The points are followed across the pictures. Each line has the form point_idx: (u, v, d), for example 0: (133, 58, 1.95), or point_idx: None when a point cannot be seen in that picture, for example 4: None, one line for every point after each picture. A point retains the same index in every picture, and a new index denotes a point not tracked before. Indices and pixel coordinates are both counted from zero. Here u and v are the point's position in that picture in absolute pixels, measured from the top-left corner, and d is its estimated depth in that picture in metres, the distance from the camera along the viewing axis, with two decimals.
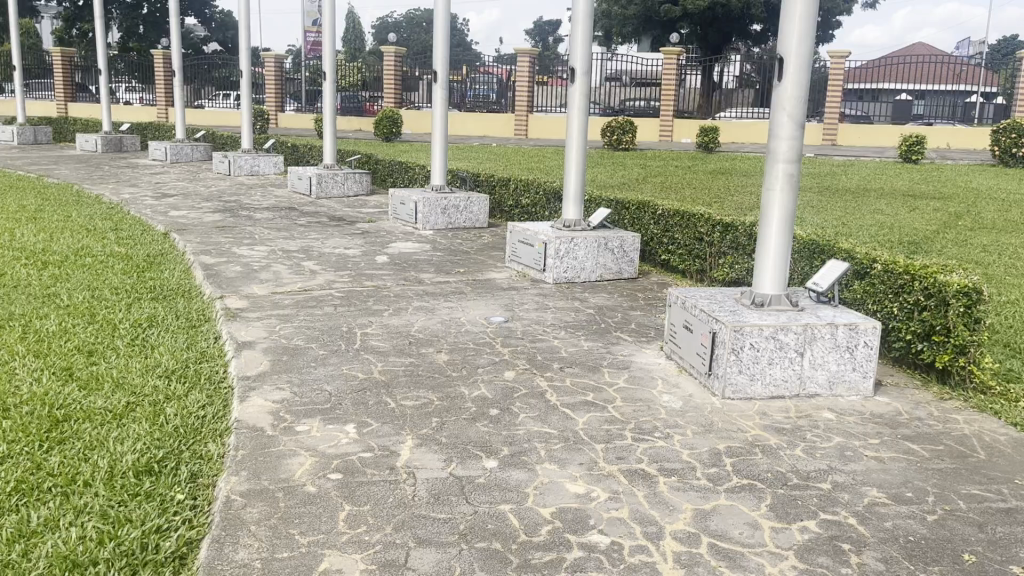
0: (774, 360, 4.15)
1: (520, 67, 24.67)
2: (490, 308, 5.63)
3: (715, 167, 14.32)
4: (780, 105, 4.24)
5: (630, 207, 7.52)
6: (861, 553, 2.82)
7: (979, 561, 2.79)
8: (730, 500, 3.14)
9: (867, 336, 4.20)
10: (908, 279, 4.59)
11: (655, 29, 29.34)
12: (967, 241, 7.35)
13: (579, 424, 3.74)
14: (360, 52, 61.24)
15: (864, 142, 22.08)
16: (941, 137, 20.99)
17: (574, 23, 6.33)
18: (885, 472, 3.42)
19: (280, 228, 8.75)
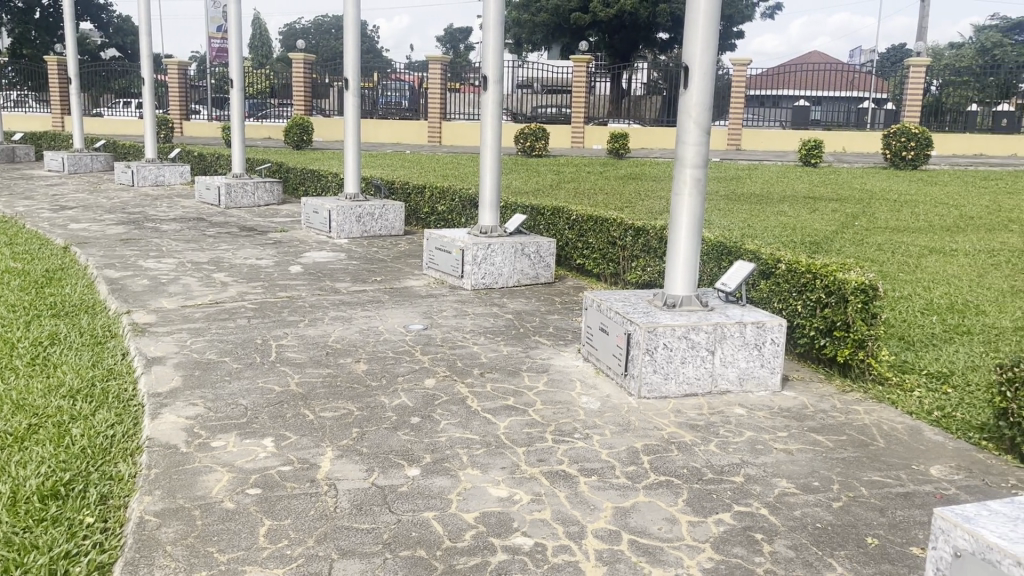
0: (686, 359, 4.27)
1: (432, 75, 24.62)
2: (408, 316, 5.61)
3: (626, 172, 14.61)
4: (686, 112, 4.37)
5: (545, 213, 7.63)
6: (772, 541, 2.94)
7: (882, 543, 2.94)
8: (648, 497, 3.22)
9: (774, 333, 4.37)
10: (810, 277, 4.80)
11: (564, 36, 29.72)
12: (864, 240, 7.72)
13: (500, 428, 3.77)
14: (268, 60, 60.06)
15: (765, 145, 22.96)
16: (838, 140, 22.04)
17: (484, 31, 6.37)
18: (792, 463, 3.57)
19: (188, 239, 8.51)
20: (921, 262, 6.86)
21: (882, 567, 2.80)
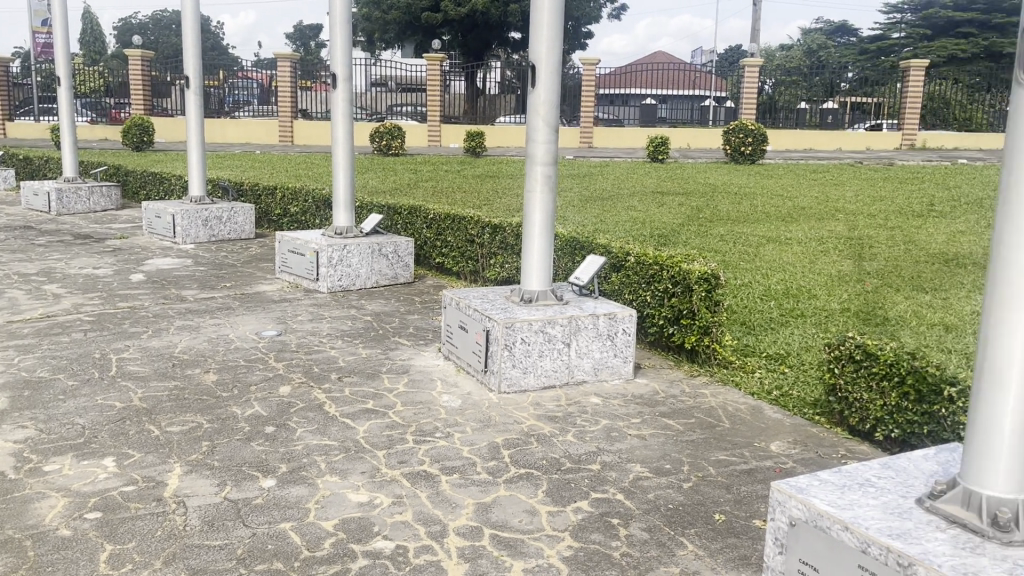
0: (544, 352, 4.35)
1: (282, 73, 23.94)
2: (261, 323, 5.42)
3: (483, 170, 14.73)
4: (534, 111, 4.44)
5: (402, 212, 7.58)
6: (628, 525, 3.05)
7: (728, 519, 3.11)
8: (509, 491, 3.26)
9: (625, 323, 4.52)
10: (657, 269, 5.00)
11: (417, 34, 29.61)
12: (709, 232, 8.11)
13: (359, 432, 3.72)
14: (103, 56, 56.59)
15: (616, 143, 23.72)
16: (682, 138, 23.07)
17: (331, 28, 6.23)
18: (646, 448, 3.71)
19: (14, 249, 7.89)
20: (759, 251, 7.29)
21: (729, 541, 2.96)
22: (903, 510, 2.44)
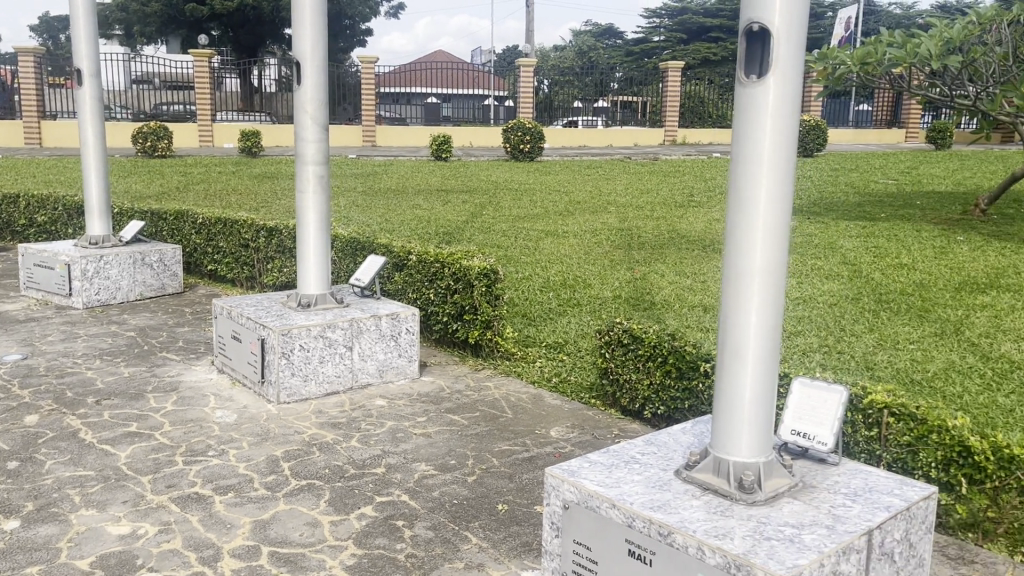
0: (324, 358, 4.23)
1: (24, 69, 21.67)
2: (2, 346, 4.87)
3: (259, 171, 14.15)
4: (302, 109, 4.30)
5: (168, 217, 7.11)
6: (412, 526, 3.03)
7: (511, 508, 3.19)
8: (289, 504, 3.14)
9: (408, 323, 4.50)
10: (438, 266, 5.04)
11: (182, 28, 27.93)
12: (491, 228, 8.28)
13: (121, 459, 3.43)
14: None
15: (400, 141, 23.66)
16: (464, 136, 23.45)
17: (73, 19, 5.69)
18: (430, 446, 3.72)
19: None
20: (539, 244, 7.54)
21: (511, 530, 3.03)
22: (664, 482, 2.61)
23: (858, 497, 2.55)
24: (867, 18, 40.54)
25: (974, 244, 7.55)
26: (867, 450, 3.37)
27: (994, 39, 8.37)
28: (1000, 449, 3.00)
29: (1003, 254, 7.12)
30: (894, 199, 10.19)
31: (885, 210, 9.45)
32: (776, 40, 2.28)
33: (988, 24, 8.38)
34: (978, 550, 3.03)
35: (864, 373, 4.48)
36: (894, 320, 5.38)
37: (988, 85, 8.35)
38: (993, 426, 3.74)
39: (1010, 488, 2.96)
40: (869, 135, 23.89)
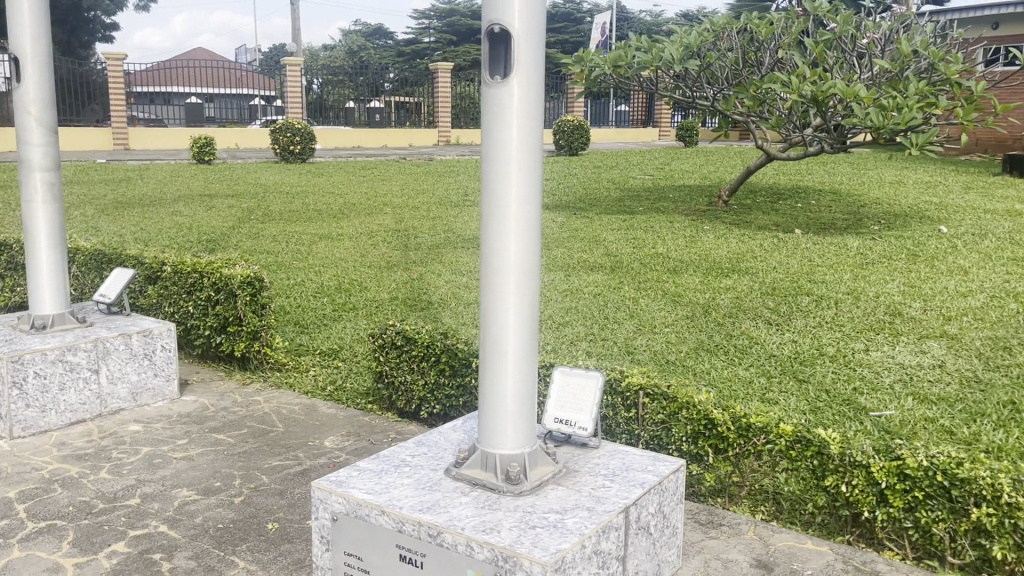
0: (66, 384, 3.84)
1: None
2: None
3: None
4: (24, 110, 3.87)
5: None
6: (172, 557, 2.81)
7: (281, 525, 3.05)
8: (24, 551, 2.81)
9: (163, 339, 4.19)
10: (196, 277, 4.74)
11: None
12: (260, 233, 7.94)
13: None
14: None
15: (159, 143, 22.13)
16: (230, 138, 22.35)
17: None
18: (193, 469, 3.48)
19: None
20: (311, 249, 7.33)
21: (282, 549, 2.90)
22: (433, 483, 2.60)
23: (616, 477, 2.69)
24: (621, 23, 43.25)
25: (718, 232, 8.28)
26: (627, 430, 3.57)
27: (725, 46, 9.19)
28: (738, 419, 3.28)
29: (742, 241, 7.86)
30: (650, 194, 10.93)
31: (642, 203, 10.12)
32: (517, 43, 2.33)
33: (720, 32, 9.22)
34: (725, 512, 3.31)
35: (626, 358, 4.76)
36: (652, 306, 5.77)
37: (724, 87, 9.08)
38: (736, 398, 4.12)
39: (748, 452, 3.25)
40: (628, 134, 25.52)
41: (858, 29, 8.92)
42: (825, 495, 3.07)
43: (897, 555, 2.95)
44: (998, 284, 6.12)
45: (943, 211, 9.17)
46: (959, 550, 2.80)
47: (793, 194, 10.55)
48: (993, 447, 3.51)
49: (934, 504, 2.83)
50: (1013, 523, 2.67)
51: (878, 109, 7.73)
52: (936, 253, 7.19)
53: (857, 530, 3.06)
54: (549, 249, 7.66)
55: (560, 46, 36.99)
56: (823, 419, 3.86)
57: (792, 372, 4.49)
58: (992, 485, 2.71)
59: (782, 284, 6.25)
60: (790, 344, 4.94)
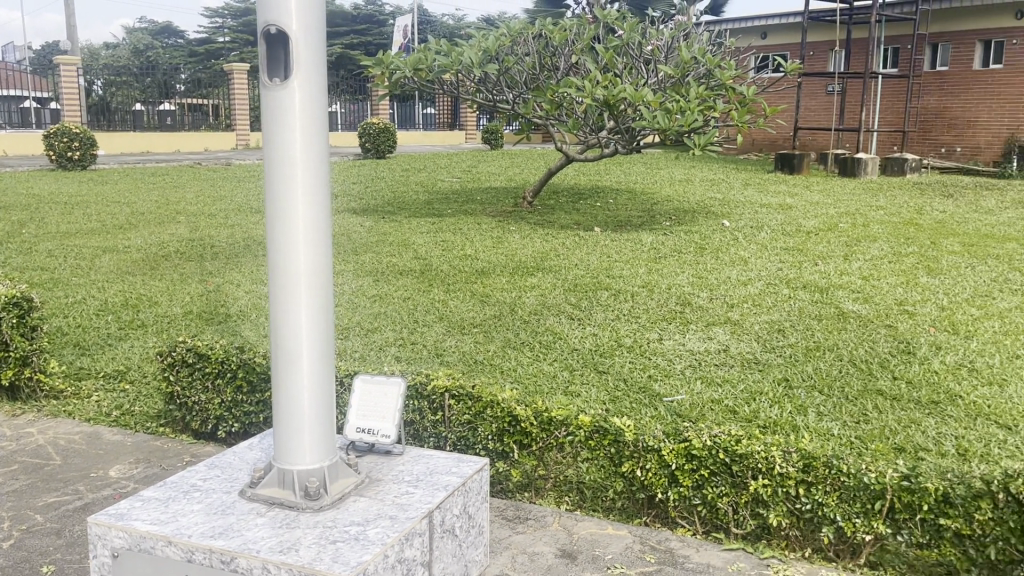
0: None
1: None
2: None
3: None
4: None
5: None
6: None
7: (58, 567, 2.78)
8: None
9: None
10: None
11: None
12: (33, 248, 7.24)
13: None
14: None
15: None
16: None
17: None
18: None
19: None
20: (94, 263, 6.79)
21: None
22: (226, 506, 2.46)
23: (420, 482, 2.67)
24: (425, 27, 43.24)
25: (524, 232, 8.48)
26: (434, 433, 3.54)
27: (522, 50, 9.39)
28: (540, 413, 3.35)
29: (546, 240, 8.10)
30: (457, 196, 11.02)
31: (450, 206, 10.17)
32: (294, 44, 2.24)
33: (517, 36, 9.44)
34: (531, 506, 3.38)
35: (434, 361, 4.75)
36: (459, 307, 5.81)
37: (521, 91, 9.43)
38: (540, 393, 4.22)
39: (550, 446, 3.33)
40: (435, 136, 25.61)
41: (644, 36, 9.47)
42: (623, 480, 3.21)
43: (688, 531, 3.14)
44: (772, 272, 6.70)
45: (726, 206, 9.91)
46: (741, 521, 3.01)
47: (593, 194, 11.01)
48: (769, 423, 3.83)
49: (718, 480, 3.03)
50: (785, 491, 2.91)
51: (664, 111, 8.27)
52: (720, 245, 7.76)
53: (652, 512, 3.21)
54: (356, 255, 7.52)
55: (363, 48, 36.50)
56: (621, 408, 4.03)
57: (592, 364, 4.67)
58: (766, 458, 2.94)
59: (584, 281, 6.49)
60: (591, 337, 5.13)
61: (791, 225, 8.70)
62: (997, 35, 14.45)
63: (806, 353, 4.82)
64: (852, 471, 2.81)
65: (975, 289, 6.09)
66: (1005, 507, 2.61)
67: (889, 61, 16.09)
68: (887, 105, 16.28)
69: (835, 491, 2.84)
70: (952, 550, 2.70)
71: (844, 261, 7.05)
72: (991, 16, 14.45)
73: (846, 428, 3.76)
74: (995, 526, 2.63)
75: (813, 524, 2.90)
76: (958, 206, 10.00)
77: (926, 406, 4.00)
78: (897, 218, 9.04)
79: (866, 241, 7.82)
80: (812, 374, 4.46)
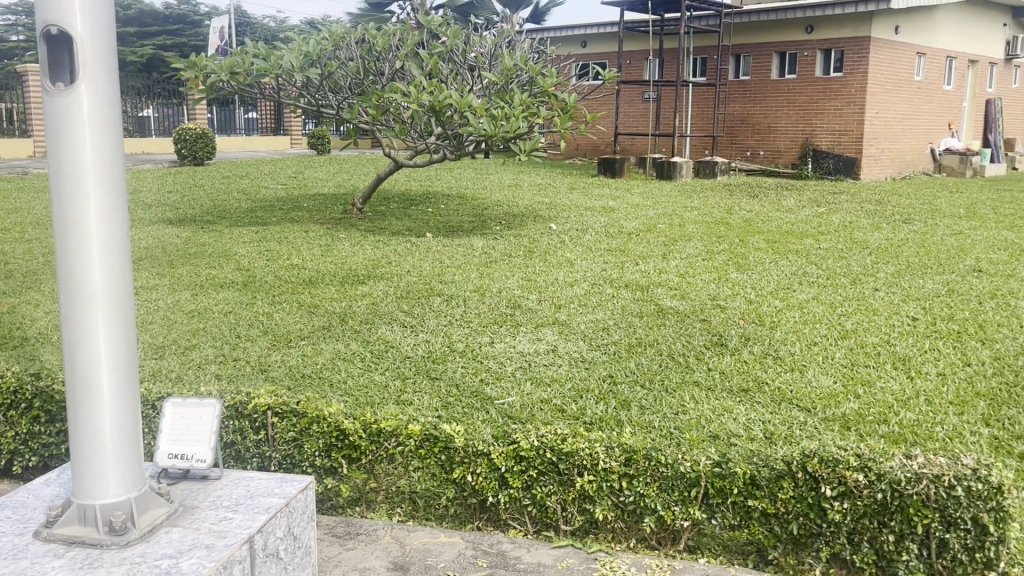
0: None
1: None
2: None
3: None
4: None
5: None
6: None
7: None
8: None
9: None
10: None
11: None
12: None
13: None
14: None
15: None
16: None
17: None
18: None
19: None
20: None
21: None
22: (18, 550, 2.24)
23: (240, 506, 2.54)
24: (243, 28, 41.29)
25: (353, 239, 8.32)
26: (258, 454, 3.37)
27: (345, 54, 9.23)
28: (368, 425, 3.27)
29: (376, 247, 7.99)
30: (282, 204, 10.66)
31: (275, 214, 9.83)
32: (78, 45, 2.06)
33: (340, 40, 9.27)
34: (362, 520, 3.30)
35: (258, 377, 4.56)
36: (286, 319, 5.61)
37: (346, 96, 9.33)
38: (370, 404, 4.15)
39: (380, 458, 3.26)
40: (258, 142, 24.68)
41: (467, 43, 9.57)
42: (455, 487, 3.20)
43: (519, 532, 3.17)
44: (597, 272, 6.93)
45: (553, 210, 10.19)
46: (570, 518, 3.08)
47: (424, 199, 10.99)
48: (595, 419, 3.96)
49: (546, 480, 3.08)
50: (609, 485, 3.00)
51: (489, 118, 8.41)
52: (548, 248, 7.96)
53: (484, 515, 3.22)
54: (172, 268, 7.10)
55: (176, 49, 34.63)
56: (453, 414, 4.03)
57: (425, 371, 4.64)
58: (591, 455, 3.02)
59: (415, 287, 6.45)
60: (423, 344, 5.10)
61: (615, 226, 9.06)
62: (790, 48, 15.73)
63: (629, 349, 5.02)
64: (670, 461, 2.95)
65: (777, 282, 6.59)
66: (803, 485, 2.82)
67: (697, 70, 17.13)
68: (698, 111, 17.33)
69: (655, 481, 2.97)
70: (760, 530, 2.89)
71: (663, 260, 7.42)
72: (785, 30, 15.71)
73: (666, 420, 3.95)
74: (795, 503, 2.83)
75: (636, 515, 3.01)
76: (762, 205, 10.79)
77: (736, 394, 4.27)
78: (709, 218, 9.63)
79: (682, 240, 8.26)
80: (634, 370, 4.65)
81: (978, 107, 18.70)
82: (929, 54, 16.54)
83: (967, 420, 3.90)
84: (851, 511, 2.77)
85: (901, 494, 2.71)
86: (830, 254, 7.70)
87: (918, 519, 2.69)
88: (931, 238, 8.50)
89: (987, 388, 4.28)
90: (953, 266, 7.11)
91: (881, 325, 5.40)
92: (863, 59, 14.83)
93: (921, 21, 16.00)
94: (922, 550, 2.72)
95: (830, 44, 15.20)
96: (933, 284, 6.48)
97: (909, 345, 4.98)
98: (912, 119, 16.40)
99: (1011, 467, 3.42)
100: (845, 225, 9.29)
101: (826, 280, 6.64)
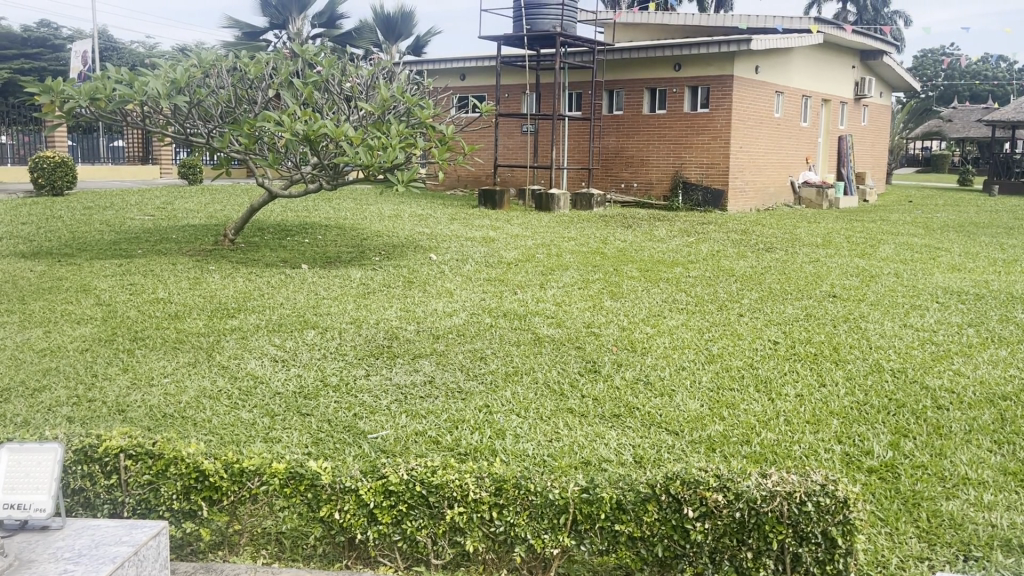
0: None
1: None
2: None
3: None
4: None
5: None
6: None
7: None
8: None
9: None
10: None
11: None
12: None
13: None
14: None
15: None
16: None
17: None
18: None
19: None
20: None
21: None
22: None
23: (82, 557, 2.37)
24: (105, 55, 39.38)
25: (224, 272, 8.05)
26: (109, 499, 3.15)
27: (215, 81, 9.06)
28: (230, 465, 3.14)
29: (249, 279, 7.75)
30: (149, 235, 10.21)
31: (140, 246, 9.40)
32: None
33: (210, 67, 9.06)
34: (222, 564, 3.12)
35: (115, 419, 4.31)
36: (147, 357, 5.34)
37: (217, 123, 9.04)
38: (236, 443, 4.01)
39: (243, 498, 3.12)
40: (124, 172, 23.96)
41: (342, 73, 9.59)
42: (322, 526, 3.08)
43: (390, 569, 3.07)
44: (475, 302, 6.98)
45: (433, 240, 10.18)
46: (440, 551, 3.02)
47: (300, 230, 10.73)
48: (469, 450, 3.96)
49: (416, 514, 3.02)
50: (479, 516, 2.98)
51: (366, 147, 8.36)
52: (426, 279, 7.93)
53: (353, 554, 3.12)
54: (22, 304, 6.67)
55: (35, 75, 32.70)
56: (324, 450, 3.95)
57: (295, 408, 4.51)
58: (461, 486, 3.01)
59: (287, 320, 6.29)
60: (295, 379, 4.95)
61: (494, 256, 9.14)
62: (661, 84, 16.39)
63: (505, 378, 5.05)
64: (539, 489, 2.98)
65: (648, 309, 6.80)
66: (667, 507, 2.89)
67: (574, 104, 17.62)
68: (574, 144, 17.79)
69: (524, 510, 2.97)
70: (627, 553, 2.91)
71: (540, 289, 7.53)
72: (654, 66, 16.39)
73: (539, 447, 3.99)
74: (659, 526, 2.89)
75: (507, 544, 2.99)
76: (636, 235, 11.12)
77: (608, 420, 4.35)
78: (585, 248, 9.88)
79: (558, 270, 8.42)
80: (509, 399, 4.66)
81: (831, 143, 20.01)
82: (787, 92, 17.60)
83: (821, 438, 4.12)
84: (712, 531, 2.85)
85: (758, 511, 2.82)
86: (698, 281, 8.01)
87: (774, 535, 2.80)
88: (792, 265, 8.99)
89: (839, 407, 4.53)
90: (810, 292, 7.53)
91: (745, 348, 5.65)
92: (727, 95, 15.62)
93: (779, 62, 17.02)
94: (778, 566, 2.82)
95: (696, 81, 15.94)
96: (792, 309, 6.85)
97: (771, 368, 5.22)
98: (774, 153, 17.37)
99: (860, 481, 3.63)
100: (713, 253, 9.72)
101: (694, 307, 6.90)
